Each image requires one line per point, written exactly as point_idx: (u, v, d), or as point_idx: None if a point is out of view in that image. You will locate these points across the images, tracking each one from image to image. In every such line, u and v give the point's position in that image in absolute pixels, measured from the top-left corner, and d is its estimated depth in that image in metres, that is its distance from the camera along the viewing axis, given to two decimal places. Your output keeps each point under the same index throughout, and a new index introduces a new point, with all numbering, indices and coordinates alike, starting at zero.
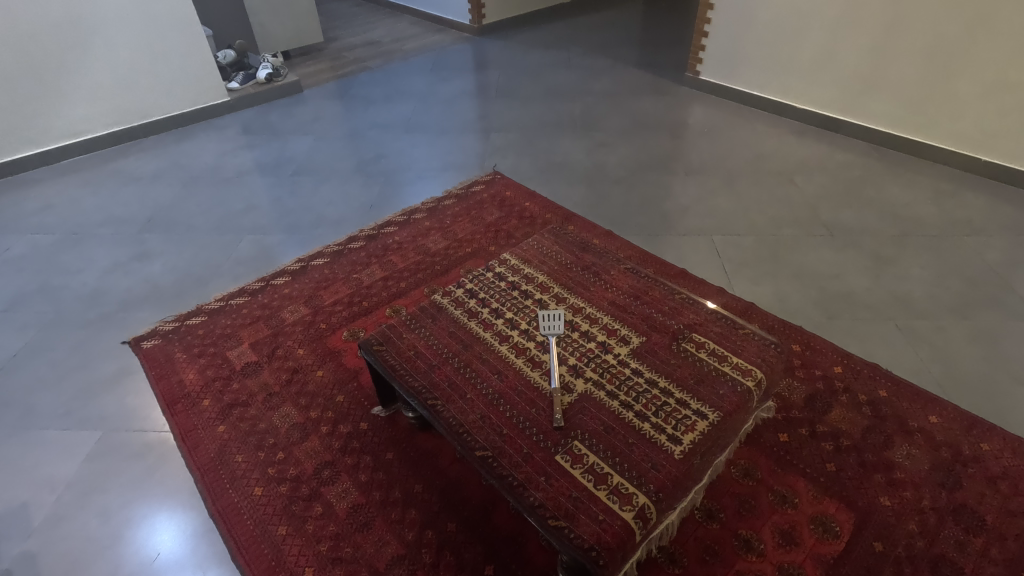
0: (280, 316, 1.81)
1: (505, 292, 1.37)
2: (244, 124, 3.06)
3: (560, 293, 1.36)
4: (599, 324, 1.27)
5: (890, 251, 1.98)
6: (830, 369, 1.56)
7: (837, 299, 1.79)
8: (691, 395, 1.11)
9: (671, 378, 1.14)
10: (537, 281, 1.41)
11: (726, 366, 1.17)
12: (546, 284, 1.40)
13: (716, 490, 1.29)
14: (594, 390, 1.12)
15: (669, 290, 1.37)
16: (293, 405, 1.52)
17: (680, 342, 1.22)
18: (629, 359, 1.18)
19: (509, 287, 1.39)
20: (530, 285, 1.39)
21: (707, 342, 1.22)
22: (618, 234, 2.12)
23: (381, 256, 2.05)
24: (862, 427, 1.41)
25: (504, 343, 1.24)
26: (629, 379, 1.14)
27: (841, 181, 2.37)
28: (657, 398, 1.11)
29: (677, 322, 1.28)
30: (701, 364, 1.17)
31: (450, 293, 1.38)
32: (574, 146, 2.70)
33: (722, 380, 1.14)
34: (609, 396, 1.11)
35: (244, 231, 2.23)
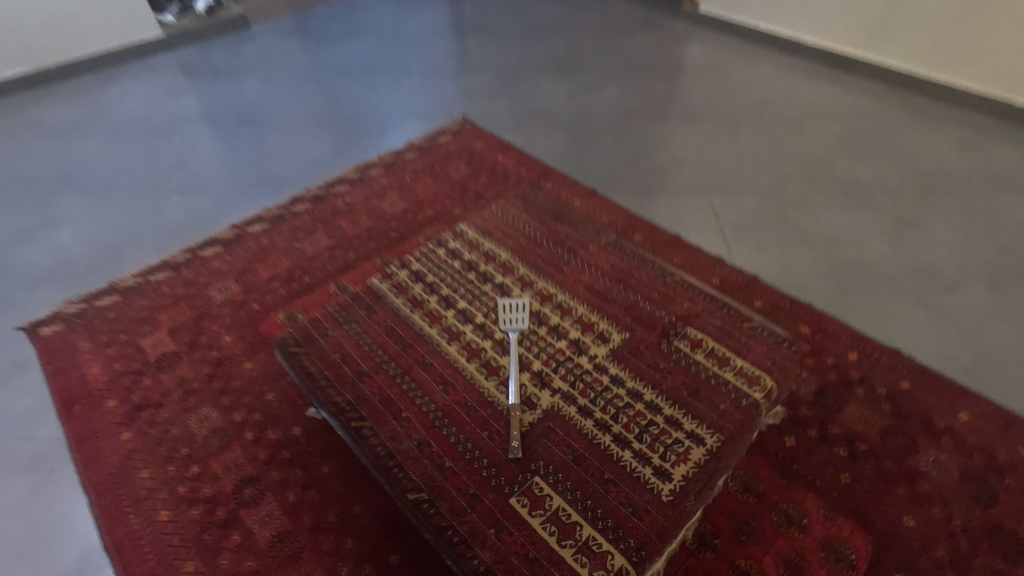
0: (207, 294, 1.55)
1: (458, 275, 1.12)
2: (183, 65, 2.68)
3: (526, 275, 1.11)
4: (571, 315, 1.03)
5: (912, 212, 1.73)
6: (844, 357, 1.34)
7: (851, 271, 1.56)
8: (684, 412, 0.88)
9: (659, 390, 0.91)
10: (498, 260, 1.15)
11: (727, 373, 0.94)
12: (510, 263, 1.15)
13: (709, 508, 1.09)
14: (562, 406, 0.89)
15: (661, 271, 1.12)
16: (214, 406, 1.29)
17: (671, 340, 0.98)
18: (608, 364, 0.95)
19: (463, 268, 1.13)
20: (489, 265, 1.14)
21: (705, 341, 0.99)
22: (603, 193, 1.84)
23: (328, 221, 1.78)
24: (882, 428, 1.20)
25: (453, 344, 0.99)
26: (606, 391, 0.91)
27: (856, 130, 2.08)
28: (642, 416, 0.88)
29: (667, 314, 1.03)
30: (697, 370, 0.93)
31: (388, 275, 1.12)
32: (556, 90, 2.38)
33: (722, 392, 0.91)
34: (580, 415, 0.88)
35: (172, 191, 1.93)
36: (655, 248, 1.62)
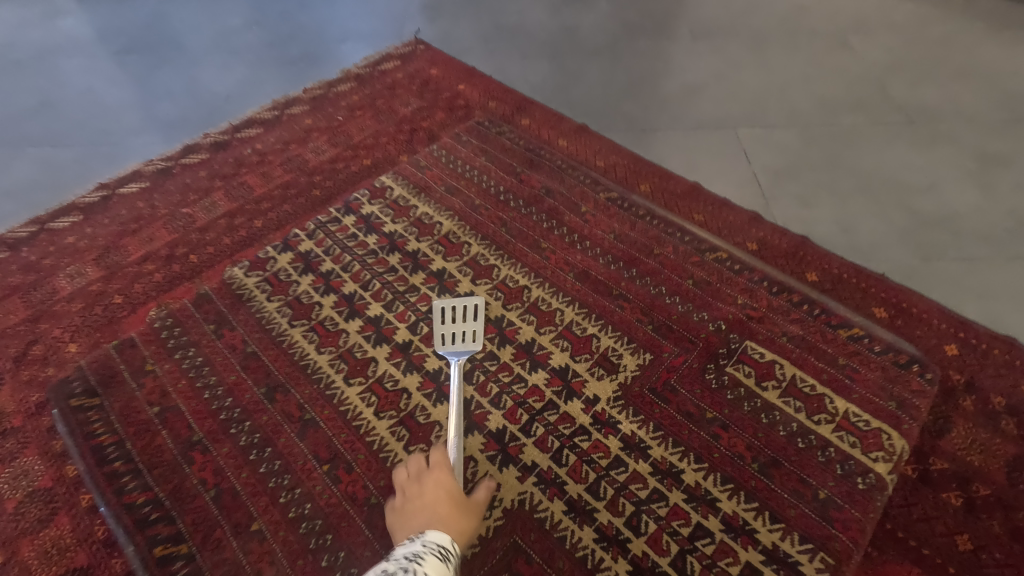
0: (53, 284, 1.12)
1: (365, 263, 1.08)
2: None
3: (493, 264, 1.06)
4: (558, 335, 0.95)
5: (1001, 146, 1.32)
6: (939, 353, 0.95)
7: (932, 228, 1.16)
8: (756, 510, 0.77)
9: (713, 469, 0.81)
10: (439, 234, 1.12)
11: (822, 428, 0.84)
12: (458, 239, 1.11)
13: None
14: (540, 490, 0.80)
15: (692, 241, 1.10)
16: (39, 453, 0.89)
17: (722, 367, 0.91)
18: (617, 420, 0.86)
19: (375, 254, 1.10)
20: (425, 242, 1.11)
21: (780, 366, 0.91)
22: (595, 130, 1.40)
23: (231, 176, 1.33)
24: (1006, 459, 0.83)
25: (350, 385, 0.92)
26: (614, 468, 0.81)
27: (914, 43, 1.64)
28: (679, 517, 0.77)
29: (711, 321, 0.97)
30: (772, 427, 0.84)
31: (263, 267, 1.09)
32: (533, 2, 1.88)
33: (816, 465, 0.81)
34: (581, 522, 0.77)
35: (24, 141, 1.45)
36: (666, 202, 1.20)
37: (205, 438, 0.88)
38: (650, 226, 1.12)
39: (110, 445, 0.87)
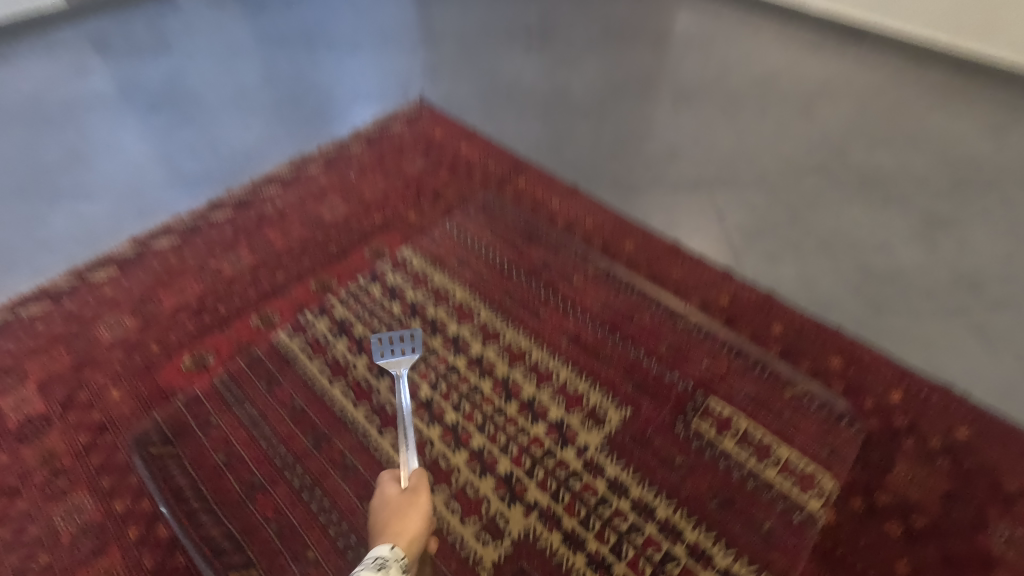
0: (93, 332, 1.23)
1: (393, 326, 1.20)
2: (92, 41, 2.27)
3: (495, 327, 1.17)
4: (556, 389, 1.07)
5: (946, 209, 1.48)
6: (886, 398, 1.08)
7: (884, 284, 1.31)
8: (716, 537, 0.90)
9: (679, 503, 0.93)
10: (455, 301, 1.22)
11: (772, 471, 0.96)
12: (469, 306, 1.21)
13: None
14: (541, 526, 0.93)
15: (664, 314, 1.17)
16: (89, 490, 0.99)
17: (691, 419, 1.02)
18: (603, 464, 0.98)
19: (400, 317, 1.21)
20: (441, 307, 1.21)
21: (735, 419, 1.02)
22: (585, 190, 1.55)
23: (253, 231, 1.46)
24: (942, 494, 0.96)
25: (386, 434, 1.03)
26: (602, 504, 0.94)
27: (871, 110, 1.82)
28: (654, 544, 0.90)
29: (683, 381, 1.07)
30: (728, 471, 0.96)
31: (303, 330, 1.20)
32: (528, 65, 2.05)
33: (766, 502, 0.93)
34: (572, 548, 0.91)
35: (58, 195, 1.57)
36: (649, 260, 1.34)
37: (264, 480, 0.99)
38: (628, 297, 1.20)
39: (186, 486, 0.98)
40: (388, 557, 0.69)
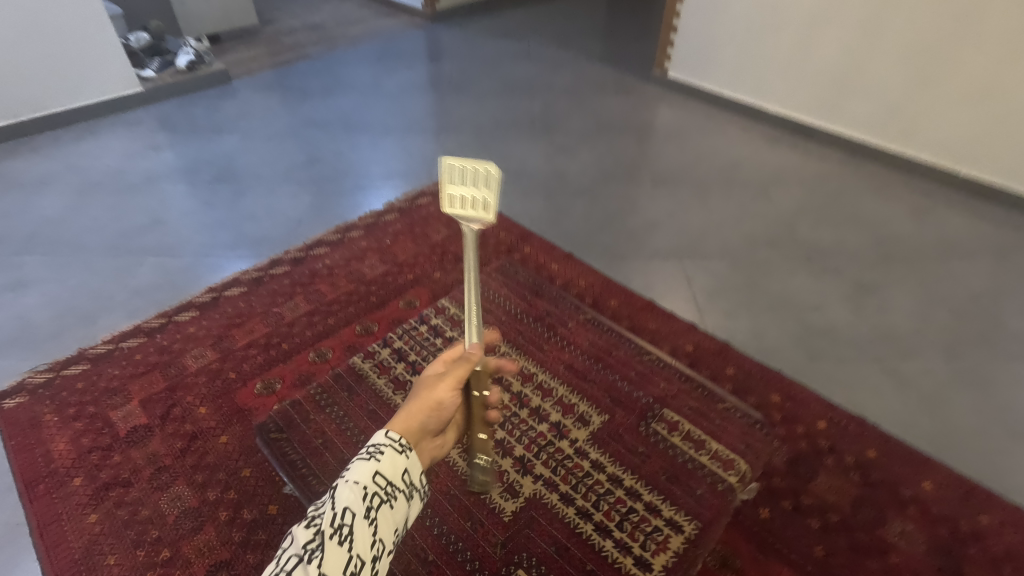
0: (181, 362, 1.53)
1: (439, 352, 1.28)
2: (161, 119, 2.67)
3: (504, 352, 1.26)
4: (552, 398, 1.11)
5: (873, 277, 1.82)
6: (813, 426, 1.38)
7: (819, 337, 1.62)
8: (663, 498, 0.92)
9: (637, 474, 0.96)
10: None
11: (703, 457, 0.98)
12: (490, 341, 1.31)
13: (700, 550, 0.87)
14: (543, 493, 0.94)
15: (635, 349, 1.23)
16: (187, 483, 1.26)
17: (650, 422, 1.04)
18: (588, 448, 1.00)
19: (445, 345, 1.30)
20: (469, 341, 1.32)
21: (681, 423, 1.04)
22: (579, 257, 1.89)
23: (307, 284, 1.78)
24: (852, 498, 1.24)
25: None
26: (587, 477, 0.96)
27: (816, 196, 2.19)
28: (622, 503, 0.92)
29: (645, 396, 1.11)
30: (675, 455, 0.98)
31: (370, 356, 1.25)
32: (533, 152, 2.45)
33: (700, 476, 0.95)
34: (559, 502, 0.93)
35: (146, 251, 1.90)
36: (630, 315, 1.66)
37: None
38: (609, 334, 1.30)
39: None
40: (381, 443, 0.70)
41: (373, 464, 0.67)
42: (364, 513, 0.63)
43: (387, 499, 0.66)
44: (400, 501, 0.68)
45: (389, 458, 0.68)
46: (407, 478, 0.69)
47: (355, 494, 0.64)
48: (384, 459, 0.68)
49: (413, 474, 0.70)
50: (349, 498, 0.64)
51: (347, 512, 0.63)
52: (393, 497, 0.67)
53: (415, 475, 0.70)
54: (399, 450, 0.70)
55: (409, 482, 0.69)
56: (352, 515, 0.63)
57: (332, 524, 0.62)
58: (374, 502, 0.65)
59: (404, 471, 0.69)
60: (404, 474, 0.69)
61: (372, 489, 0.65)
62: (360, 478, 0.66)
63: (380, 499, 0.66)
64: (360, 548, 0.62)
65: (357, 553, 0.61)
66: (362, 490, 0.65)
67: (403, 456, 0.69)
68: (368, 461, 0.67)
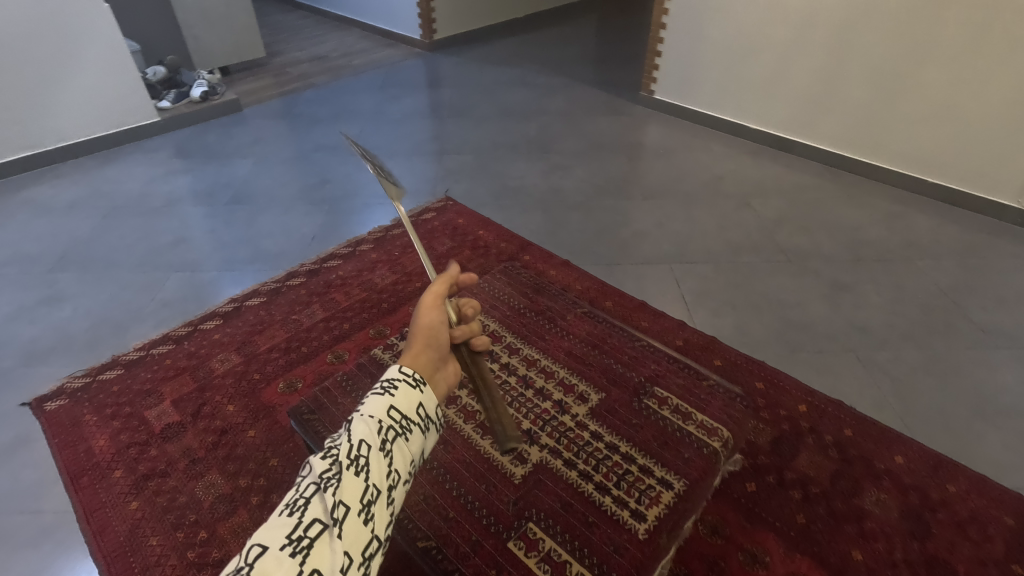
0: (209, 365, 1.64)
1: None
2: (177, 146, 2.82)
3: (512, 343, 1.49)
4: (556, 380, 1.36)
5: (848, 277, 1.96)
6: (794, 409, 1.50)
7: (799, 331, 1.75)
8: (655, 461, 1.15)
9: (632, 443, 1.19)
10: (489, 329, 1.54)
11: (690, 426, 1.21)
12: (499, 332, 1.53)
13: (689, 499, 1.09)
14: (550, 459, 1.17)
15: (627, 336, 1.51)
16: (220, 472, 1.37)
17: (642, 400, 1.29)
18: (588, 422, 1.24)
19: None
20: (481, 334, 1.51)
21: (670, 399, 1.28)
22: (575, 264, 2.03)
23: (323, 293, 1.90)
24: (831, 472, 1.35)
25: (454, 407, 1.30)
26: (588, 445, 1.19)
27: (795, 205, 2.35)
28: (619, 466, 1.15)
29: (637, 377, 1.37)
30: (665, 425, 1.22)
31: (388, 347, 1.42)
32: (530, 170, 2.61)
33: (687, 442, 1.17)
34: (566, 466, 1.15)
35: (170, 267, 2.03)
36: (624, 315, 1.79)
37: None
38: (603, 326, 1.56)
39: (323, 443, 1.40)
40: (395, 378, 0.70)
41: (387, 399, 0.67)
42: (380, 445, 0.63)
43: (401, 432, 0.66)
44: (414, 435, 0.68)
45: (404, 393, 0.68)
46: (421, 414, 0.69)
47: (371, 428, 0.64)
48: (398, 394, 0.68)
49: (427, 407, 0.70)
50: (365, 430, 0.63)
51: (363, 444, 0.62)
52: (407, 431, 0.67)
53: (429, 409, 0.71)
54: (414, 384, 0.70)
55: (422, 416, 0.69)
56: (369, 447, 0.62)
57: (350, 454, 0.61)
58: (389, 435, 0.65)
59: (418, 406, 0.69)
60: (418, 409, 0.69)
61: (387, 423, 0.65)
62: (375, 412, 0.66)
63: (395, 432, 0.65)
64: (378, 478, 0.61)
65: (374, 483, 0.61)
66: (378, 423, 0.65)
67: (416, 391, 0.70)
68: (383, 396, 0.67)
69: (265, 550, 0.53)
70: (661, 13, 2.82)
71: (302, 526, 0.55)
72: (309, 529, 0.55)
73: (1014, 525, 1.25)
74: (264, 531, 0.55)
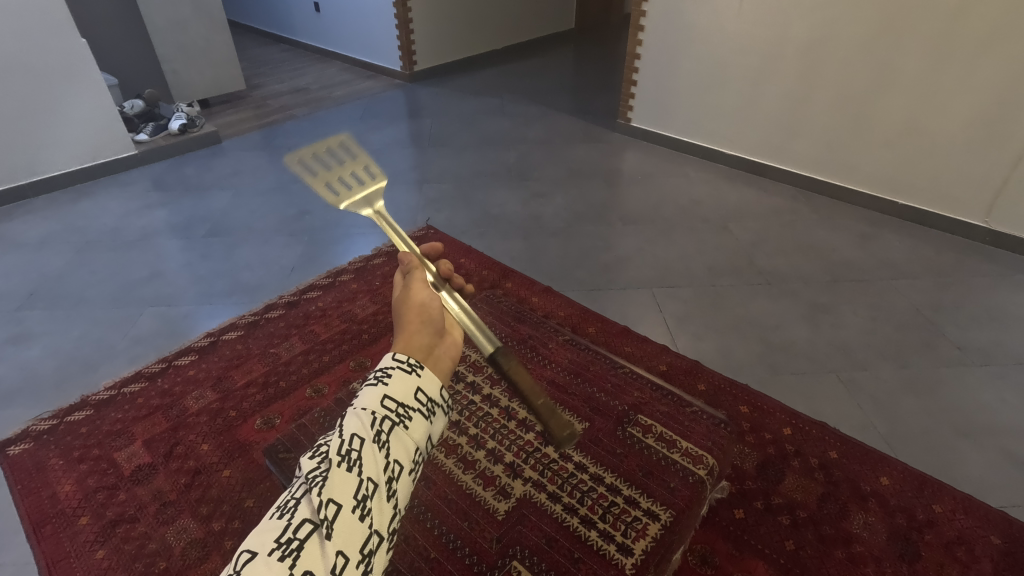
0: (183, 404, 1.59)
1: None
2: (154, 179, 2.79)
3: (494, 372, 1.47)
4: None
5: (826, 297, 1.98)
6: (779, 433, 1.49)
7: (779, 353, 1.76)
8: (641, 492, 1.14)
9: (617, 473, 1.18)
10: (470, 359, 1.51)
11: (675, 454, 1.22)
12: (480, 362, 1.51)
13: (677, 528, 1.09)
14: (533, 493, 1.16)
15: (610, 363, 1.51)
16: (192, 516, 1.31)
17: (627, 428, 1.30)
18: (572, 453, 1.24)
19: None
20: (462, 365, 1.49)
21: (654, 426, 1.29)
22: (557, 290, 2.03)
23: (302, 325, 1.87)
24: (817, 495, 1.34)
25: None
26: (572, 477, 1.19)
27: (772, 227, 2.38)
28: (604, 498, 1.14)
29: (622, 404, 1.37)
30: (649, 453, 1.22)
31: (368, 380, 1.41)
32: (510, 197, 2.63)
33: (673, 471, 1.18)
34: (550, 500, 1.15)
35: (145, 302, 1.98)
36: (606, 341, 1.79)
37: None
38: (587, 353, 1.56)
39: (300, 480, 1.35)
40: (389, 365, 0.61)
41: (381, 389, 0.58)
42: (373, 438, 0.54)
43: (400, 422, 0.57)
44: (416, 422, 0.58)
45: (399, 379, 0.59)
46: (421, 399, 0.59)
47: (362, 421, 0.55)
48: (393, 382, 0.59)
49: (429, 391, 0.61)
50: (356, 424, 0.55)
51: (355, 438, 0.54)
52: (407, 419, 0.58)
53: (432, 392, 0.61)
54: (410, 369, 0.61)
55: (423, 402, 0.60)
56: (361, 441, 0.54)
57: (338, 450, 0.53)
58: (384, 427, 0.56)
59: (417, 390, 0.60)
60: (416, 394, 0.59)
61: (381, 415, 0.56)
62: (368, 404, 0.56)
63: (392, 423, 0.56)
64: (373, 472, 0.53)
65: (369, 477, 0.53)
66: (370, 416, 0.55)
67: (413, 376, 0.60)
68: (375, 386, 0.58)
69: (253, 556, 0.48)
70: (635, 43, 2.90)
71: (290, 527, 0.50)
72: (298, 531, 0.50)
73: (1001, 543, 1.25)
74: (254, 536, 0.50)
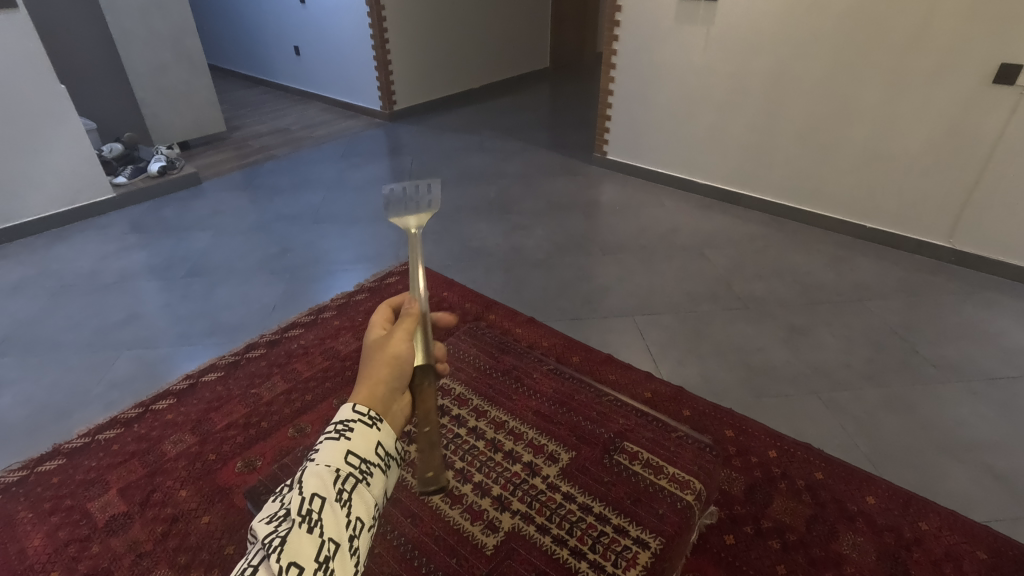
0: (160, 449, 1.55)
1: None
2: (132, 221, 2.77)
3: (479, 405, 1.48)
4: (525, 441, 1.35)
5: (803, 320, 2.02)
6: (765, 455, 1.50)
7: (761, 376, 1.78)
8: (629, 520, 1.14)
9: (606, 501, 1.18)
10: (455, 393, 1.52)
11: (663, 480, 1.22)
12: (465, 396, 1.51)
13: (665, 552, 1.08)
14: (522, 526, 1.14)
15: (594, 392, 1.53)
16: (169, 566, 1.26)
17: (613, 455, 1.30)
18: (560, 483, 1.23)
19: None
20: (447, 399, 1.49)
21: (641, 454, 1.30)
22: (541, 320, 2.04)
23: (284, 365, 1.85)
24: (806, 517, 1.35)
25: None
26: (560, 507, 1.18)
27: (747, 253, 2.44)
28: (594, 528, 1.13)
29: (606, 432, 1.38)
30: (637, 480, 1.23)
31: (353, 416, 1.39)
32: (491, 231, 2.66)
33: (661, 497, 1.18)
34: (539, 532, 1.13)
35: (121, 346, 1.95)
36: (590, 370, 1.79)
37: None
38: (571, 382, 1.58)
39: None
40: (349, 418, 0.60)
41: (343, 444, 0.57)
42: (335, 496, 0.54)
43: (362, 478, 0.57)
44: (376, 477, 0.58)
45: (361, 434, 0.59)
46: (381, 453, 0.60)
47: (323, 479, 0.54)
48: (356, 437, 0.58)
49: (387, 444, 0.61)
50: (316, 482, 0.54)
51: (316, 498, 0.53)
52: (368, 475, 0.58)
53: (390, 445, 0.61)
54: (371, 422, 0.60)
55: (383, 456, 0.60)
56: (322, 500, 0.53)
57: (299, 510, 0.52)
58: (347, 485, 0.55)
59: (377, 445, 0.60)
60: (377, 448, 0.59)
61: (344, 472, 0.55)
62: (332, 460, 0.56)
63: (354, 480, 0.56)
64: (335, 532, 0.53)
65: (331, 537, 0.52)
66: (333, 473, 0.55)
67: (374, 430, 0.60)
68: (335, 441, 0.57)
69: None
70: (607, 80, 3.01)
71: None
72: None
73: (987, 558, 1.26)
74: None
